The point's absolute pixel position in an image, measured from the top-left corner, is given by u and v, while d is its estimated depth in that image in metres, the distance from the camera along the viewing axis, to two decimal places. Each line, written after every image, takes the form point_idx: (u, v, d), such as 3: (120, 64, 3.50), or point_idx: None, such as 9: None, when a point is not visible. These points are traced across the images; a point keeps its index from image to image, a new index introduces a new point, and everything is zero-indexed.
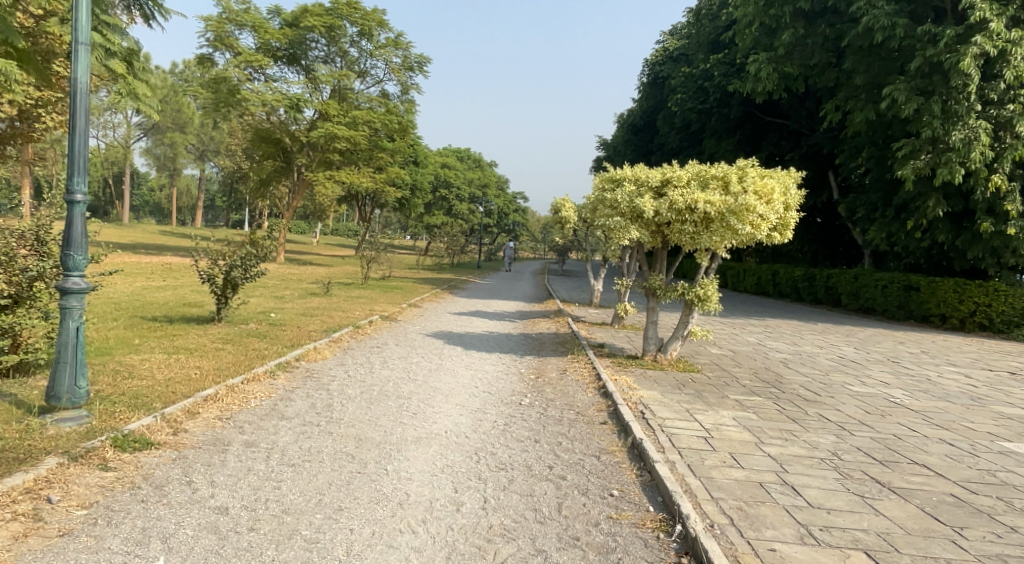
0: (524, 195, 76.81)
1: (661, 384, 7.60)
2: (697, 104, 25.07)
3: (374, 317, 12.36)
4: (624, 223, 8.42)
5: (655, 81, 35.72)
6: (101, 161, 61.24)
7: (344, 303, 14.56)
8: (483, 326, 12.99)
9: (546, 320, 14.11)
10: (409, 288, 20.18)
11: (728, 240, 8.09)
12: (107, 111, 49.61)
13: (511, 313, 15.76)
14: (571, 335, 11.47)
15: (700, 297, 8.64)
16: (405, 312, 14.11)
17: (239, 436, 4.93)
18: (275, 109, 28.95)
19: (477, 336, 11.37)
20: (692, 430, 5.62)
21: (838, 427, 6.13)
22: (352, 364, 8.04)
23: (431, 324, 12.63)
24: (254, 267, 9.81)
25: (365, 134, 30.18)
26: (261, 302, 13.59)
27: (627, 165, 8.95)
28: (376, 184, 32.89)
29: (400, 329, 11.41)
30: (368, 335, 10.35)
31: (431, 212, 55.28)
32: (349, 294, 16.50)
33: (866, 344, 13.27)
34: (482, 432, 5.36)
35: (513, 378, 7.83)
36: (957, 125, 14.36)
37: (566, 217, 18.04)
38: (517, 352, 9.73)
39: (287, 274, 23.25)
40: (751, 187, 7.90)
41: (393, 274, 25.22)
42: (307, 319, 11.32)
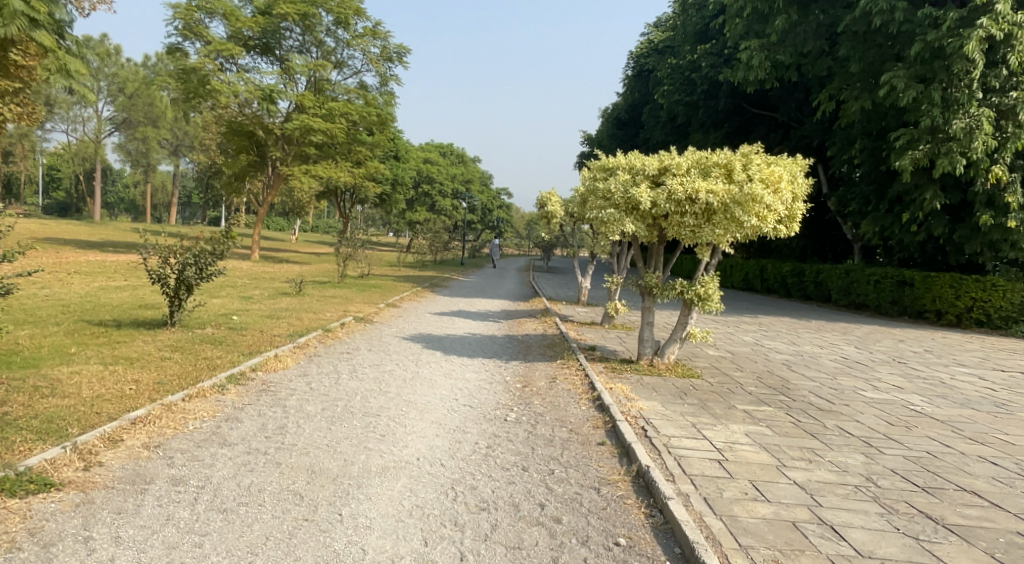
0: (507, 191, 75.99)
1: (661, 393, 6.85)
2: (684, 95, 24.43)
3: (348, 318, 11.49)
4: (617, 215, 7.64)
5: (639, 74, 35.09)
6: (71, 157, 59.38)
7: (316, 304, 13.69)
8: (465, 327, 12.17)
9: (531, 320, 13.35)
10: (387, 287, 19.30)
11: (732, 234, 7.35)
12: (75, 105, 47.97)
13: (494, 313, 14.98)
14: (558, 337, 10.71)
15: (700, 296, 7.91)
16: (382, 313, 13.26)
17: (166, 470, 4.08)
18: (248, 100, 27.86)
19: (458, 338, 10.56)
20: (705, 452, 4.85)
21: (864, 444, 5.41)
22: (316, 374, 7.18)
23: (408, 326, 11.78)
24: (211, 267, 8.93)
25: (342, 127, 29.22)
26: (225, 303, 12.66)
27: (620, 153, 8.18)
28: (355, 179, 31.92)
29: (375, 332, 10.56)
30: (339, 340, 9.50)
31: (413, 208, 54.28)
32: (322, 294, 15.60)
33: (867, 343, 12.66)
34: (460, 460, 4.55)
35: (497, 388, 7.03)
36: (957, 114, 13.85)
37: (552, 212, 17.26)
38: (501, 357, 8.94)
39: (261, 272, 22.27)
40: (757, 174, 7.18)
41: (372, 272, 24.30)
42: (273, 322, 10.43)
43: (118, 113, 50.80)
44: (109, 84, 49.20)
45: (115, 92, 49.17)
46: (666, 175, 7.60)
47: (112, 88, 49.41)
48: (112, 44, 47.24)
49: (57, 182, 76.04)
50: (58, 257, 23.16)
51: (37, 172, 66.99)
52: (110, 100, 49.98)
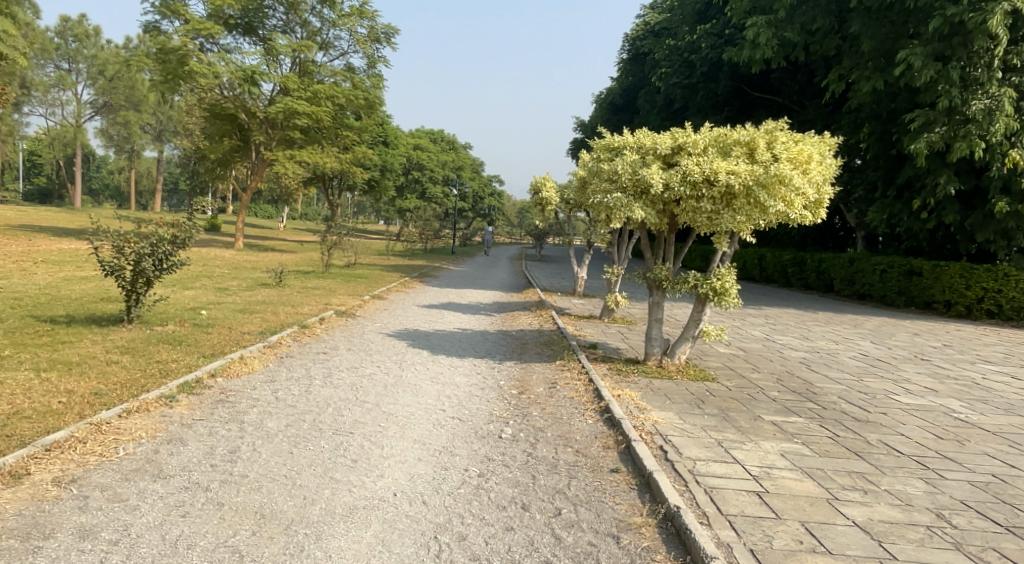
0: (499, 178, 74.89)
1: (675, 401, 6.06)
2: (682, 78, 23.55)
3: (328, 312, 10.61)
4: (625, 200, 6.79)
5: (635, 57, 34.19)
6: (51, 142, 57.75)
7: (296, 296, 12.78)
8: (456, 322, 11.31)
9: (526, 313, 12.54)
10: (375, 277, 18.42)
11: (754, 221, 6.55)
12: (53, 88, 46.39)
13: (487, 305, 14.14)
14: (556, 333, 9.90)
15: (716, 290, 7.11)
16: (366, 307, 12.36)
17: (73, 518, 3.24)
18: (229, 82, 26.71)
19: (448, 334, 9.72)
20: (740, 482, 4.05)
21: (919, 466, 4.63)
22: (285, 379, 6.32)
23: (394, 321, 10.89)
24: (171, 258, 8.03)
25: (328, 110, 28.15)
26: (196, 296, 11.74)
27: (626, 131, 7.32)
28: (342, 165, 30.86)
29: (358, 328, 9.69)
30: (316, 337, 8.63)
31: (403, 195, 53.18)
32: (305, 285, 14.70)
33: (882, 338, 11.93)
34: (445, 495, 3.72)
35: (490, 394, 6.21)
36: (977, 94, 13.14)
37: (546, 199, 16.37)
38: (495, 356, 8.10)
39: (242, 262, 21.30)
40: (783, 154, 6.38)
41: (359, 261, 23.35)
42: (244, 317, 9.54)
43: (98, 97, 49.28)
44: (88, 66, 47.63)
45: (94, 75, 47.59)
46: (680, 155, 6.77)
47: (92, 70, 47.86)
48: (91, 25, 45.65)
49: (38, 168, 74.23)
50: (28, 245, 22.04)
51: (17, 158, 65.25)
52: (90, 83, 48.42)
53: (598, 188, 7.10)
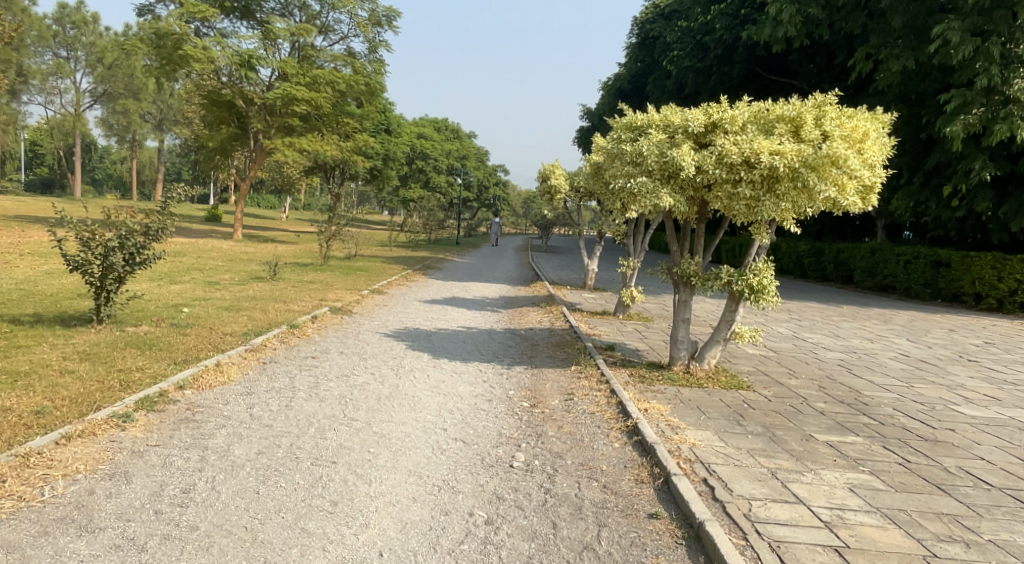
0: (504, 167, 73.94)
1: (712, 417, 5.26)
2: (695, 61, 22.60)
3: (322, 309, 9.80)
4: (650, 185, 5.97)
5: (644, 41, 33.22)
6: (51, 131, 56.94)
7: (289, 291, 12.00)
8: (459, 319, 10.50)
9: (535, 309, 11.74)
10: (376, 269, 17.62)
11: (799, 209, 5.71)
12: (50, 76, 45.55)
13: (492, 300, 13.34)
14: (569, 332, 9.09)
15: (752, 288, 6.30)
16: (364, 303, 11.55)
17: None
18: (225, 66, 25.82)
19: (452, 334, 8.92)
20: (812, 532, 3.26)
21: (1019, 506, 3.82)
22: (264, 391, 5.52)
23: (393, 319, 10.09)
24: (145, 252, 7.26)
25: (328, 96, 27.27)
26: (181, 292, 10.95)
27: (651, 108, 6.50)
28: (342, 153, 30.02)
29: (354, 328, 8.90)
30: (307, 339, 7.85)
31: (406, 184, 52.32)
32: (301, 279, 13.89)
33: (918, 335, 11.08)
34: (446, 557, 2.95)
35: (499, 409, 5.43)
36: (1019, 72, 12.30)
37: (555, 186, 15.52)
38: (502, 360, 7.30)
39: (239, 254, 20.52)
40: (836, 131, 5.53)
41: (360, 253, 22.56)
42: (229, 315, 8.75)
43: (96, 85, 48.40)
44: (86, 54, 46.68)
45: (92, 62, 46.70)
46: (714, 133, 5.94)
47: (90, 58, 46.92)
48: (89, 12, 44.69)
49: (40, 158, 73.49)
50: (19, 236, 21.28)
51: (18, 148, 64.45)
52: (88, 71, 47.52)
53: (620, 172, 6.30)
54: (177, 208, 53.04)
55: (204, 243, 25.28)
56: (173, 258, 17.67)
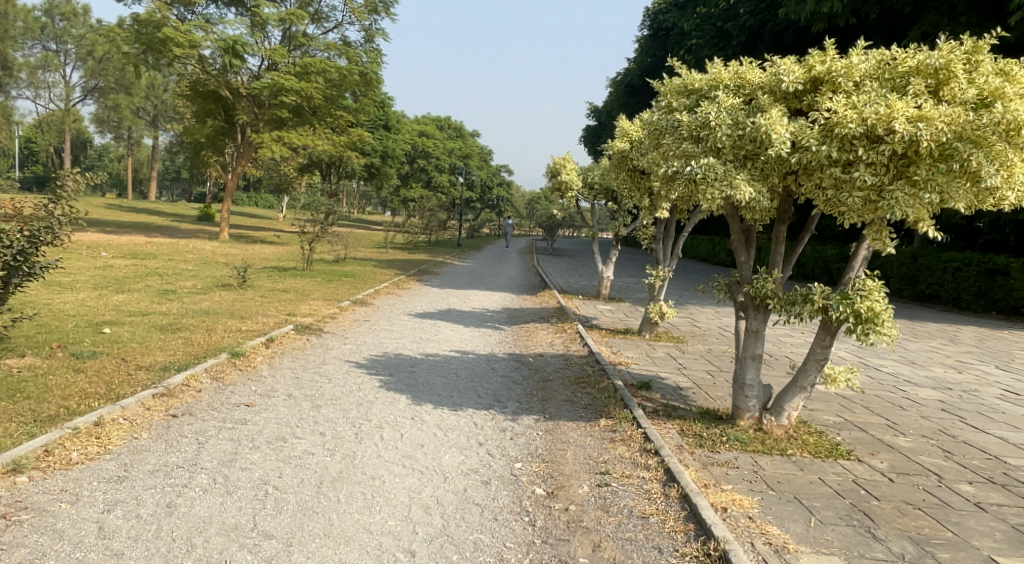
0: (507, 168, 72.19)
1: (831, 525, 3.41)
2: (715, 49, 20.85)
3: (285, 328, 7.99)
4: (720, 167, 4.12)
5: (656, 34, 31.57)
6: (42, 127, 55.17)
7: (254, 302, 10.16)
8: (453, 340, 8.62)
9: (543, 326, 9.91)
10: (364, 275, 15.81)
11: (945, 203, 3.89)
12: (38, 70, 43.70)
13: (494, 313, 11.47)
14: (588, 360, 7.23)
15: (860, 316, 4.43)
16: (342, 318, 9.70)
17: None
18: (210, 53, 24.03)
19: (441, 362, 7.10)
20: None
21: None
22: (148, 471, 3.67)
23: (372, 339, 8.22)
24: (29, 258, 5.48)
25: (319, 86, 25.52)
26: (120, 305, 9.14)
27: (715, 64, 4.66)
28: (335, 148, 28.25)
29: (319, 354, 7.02)
30: (252, 374, 5.98)
31: (406, 184, 50.60)
32: (274, 287, 12.06)
33: (1004, 360, 9.20)
34: None
35: (498, 505, 3.56)
36: None
37: (566, 182, 13.61)
38: (505, 407, 5.46)
39: (217, 256, 18.73)
40: (1007, 85, 3.72)
41: (351, 255, 20.76)
42: (160, 338, 6.89)
43: (86, 79, 46.59)
44: (76, 47, 44.73)
45: (82, 56, 44.88)
46: (815, 93, 4.11)
47: (80, 51, 44.96)
48: (79, 3, 42.88)
49: (34, 156, 71.71)
50: None
51: (11, 145, 62.75)
52: (78, 64, 45.66)
53: (674, 150, 4.48)
54: (169, 208, 51.25)
55: (185, 243, 23.48)
56: (137, 260, 15.81)
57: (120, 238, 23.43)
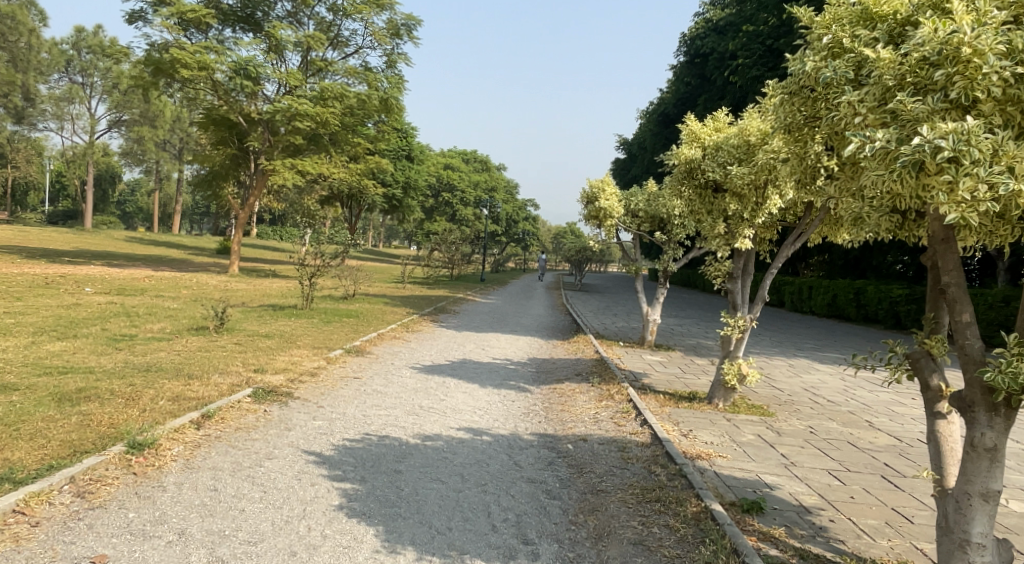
0: (534, 202, 70.61)
1: None
2: (764, 71, 19.08)
3: (239, 395, 5.95)
4: (993, 136, 2.06)
5: (693, 60, 29.90)
6: (69, 159, 55.27)
7: (221, 352, 8.14)
8: (463, 409, 6.43)
9: (582, 387, 7.68)
10: (370, 315, 13.78)
11: None
12: (63, 101, 43.53)
13: (519, 366, 9.26)
14: (654, 451, 5.00)
15: None
16: (325, 373, 7.61)
17: None
18: (221, 79, 22.68)
19: (442, 452, 4.96)
20: None
21: None
22: None
23: (354, 409, 6.07)
24: None
25: (336, 112, 24.02)
26: (47, 356, 7.21)
27: None
28: (352, 177, 26.65)
29: (269, 440, 4.90)
30: (149, 481, 3.90)
31: (430, 218, 49.13)
32: (257, 330, 10.08)
33: None
34: None
35: None
36: None
37: (605, 210, 11.35)
38: (535, 557, 3.27)
39: (213, 293, 16.92)
40: None
41: (361, 292, 18.78)
42: (45, 415, 4.84)
43: (112, 112, 46.33)
44: (102, 79, 44.60)
45: (107, 88, 44.66)
46: None
47: (105, 84, 44.82)
48: (106, 36, 42.75)
49: (65, 189, 72.31)
50: None
51: (41, 177, 63.32)
52: (104, 97, 45.53)
53: (843, 111, 2.51)
54: (191, 241, 50.45)
55: (189, 277, 21.88)
56: (118, 297, 14.02)
57: (121, 272, 21.92)
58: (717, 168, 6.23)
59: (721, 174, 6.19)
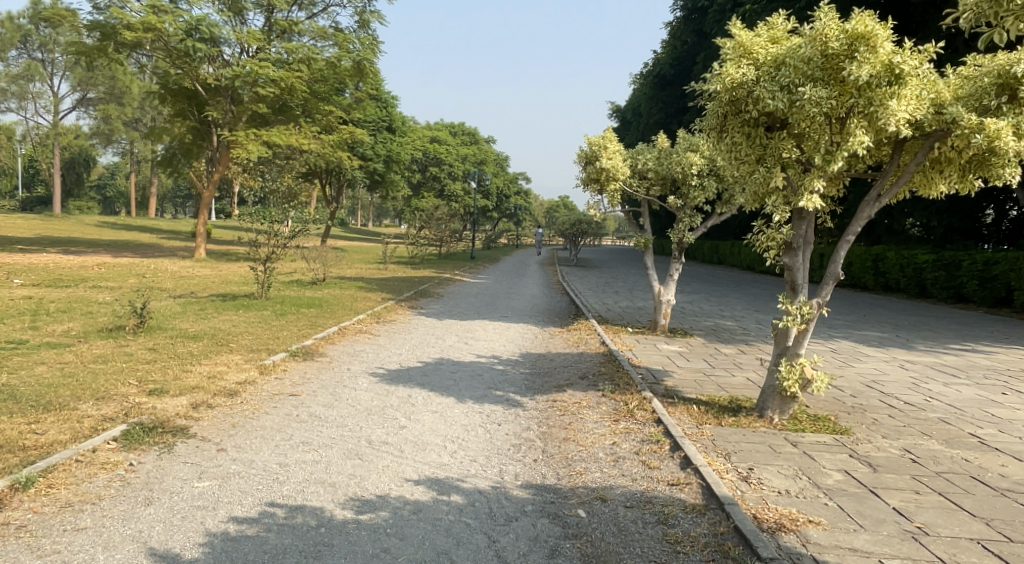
0: (525, 174, 68.55)
1: None
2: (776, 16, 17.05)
3: (96, 441, 4.10)
4: None
5: (692, 15, 27.65)
6: (37, 142, 52.66)
7: (120, 364, 6.26)
8: (428, 443, 4.61)
9: (591, 398, 5.84)
10: (337, 303, 11.91)
11: None
12: (22, 80, 40.92)
13: (508, 366, 7.45)
14: (715, 529, 3.20)
15: None
16: (251, 390, 5.77)
17: None
18: (172, 45, 20.42)
19: (378, 536, 3.15)
20: None
21: None
22: None
23: (270, 453, 4.22)
24: None
25: (301, 77, 21.83)
26: None
27: None
28: (325, 150, 24.55)
29: (103, 530, 3.08)
30: None
31: (418, 194, 47.05)
32: (185, 329, 8.19)
33: None
34: None
35: None
36: None
37: (608, 170, 9.46)
38: None
39: (163, 281, 15.00)
40: None
41: (332, 276, 16.86)
42: None
43: (76, 90, 43.75)
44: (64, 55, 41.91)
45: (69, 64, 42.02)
46: None
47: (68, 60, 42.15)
48: None
49: (38, 174, 69.50)
50: None
51: (11, 162, 60.80)
52: (66, 74, 42.87)
53: None
54: (167, 225, 48.36)
55: (147, 263, 19.98)
56: (44, 290, 12.12)
57: (73, 259, 19.97)
58: (779, 94, 4.36)
59: (784, 103, 4.33)
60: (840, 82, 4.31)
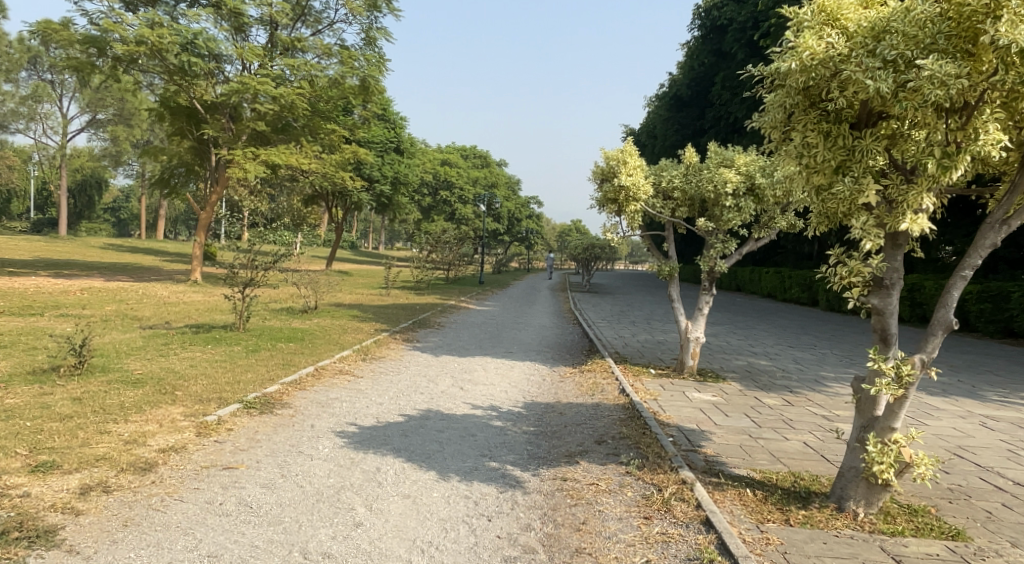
0: (538, 198, 67.49)
1: None
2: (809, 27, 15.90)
3: None
4: None
5: (710, 33, 26.50)
6: (47, 163, 52.38)
7: (23, 422, 5.00)
8: (388, 556, 3.30)
9: (611, 477, 4.50)
10: (321, 335, 10.64)
11: None
12: (31, 102, 40.60)
13: (508, 421, 6.13)
14: None
15: None
16: (174, 461, 4.48)
17: None
18: (169, 61, 19.62)
19: None
20: None
21: None
22: None
23: None
24: None
25: (303, 94, 20.93)
26: None
27: None
28: (328, 169, 23.60)
29: None
30: None
31: (427, 217, 46.03)
32: (131, 371, 6.95)
33: None
34: None
35: None
36: None
37: (628, 188, 8.21)
38: None
39: (140, 308, 13.83)
40: None
41: (325, 303, 15.64)
42: None
43: (85, 111, 43.41)
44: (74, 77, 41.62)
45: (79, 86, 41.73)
46: None
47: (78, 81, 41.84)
48: None
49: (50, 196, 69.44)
50: None
51: (23, 184, 60.73)
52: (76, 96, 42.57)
53: None
54: (174, 247, 47.60)
55: (136, 288, 18.95)
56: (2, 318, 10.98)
57: (58, 283, 18.98)
58: (882, 72, 3.16)
59: (890, 84, 3.12)
60: (970, 57, 3.12)
